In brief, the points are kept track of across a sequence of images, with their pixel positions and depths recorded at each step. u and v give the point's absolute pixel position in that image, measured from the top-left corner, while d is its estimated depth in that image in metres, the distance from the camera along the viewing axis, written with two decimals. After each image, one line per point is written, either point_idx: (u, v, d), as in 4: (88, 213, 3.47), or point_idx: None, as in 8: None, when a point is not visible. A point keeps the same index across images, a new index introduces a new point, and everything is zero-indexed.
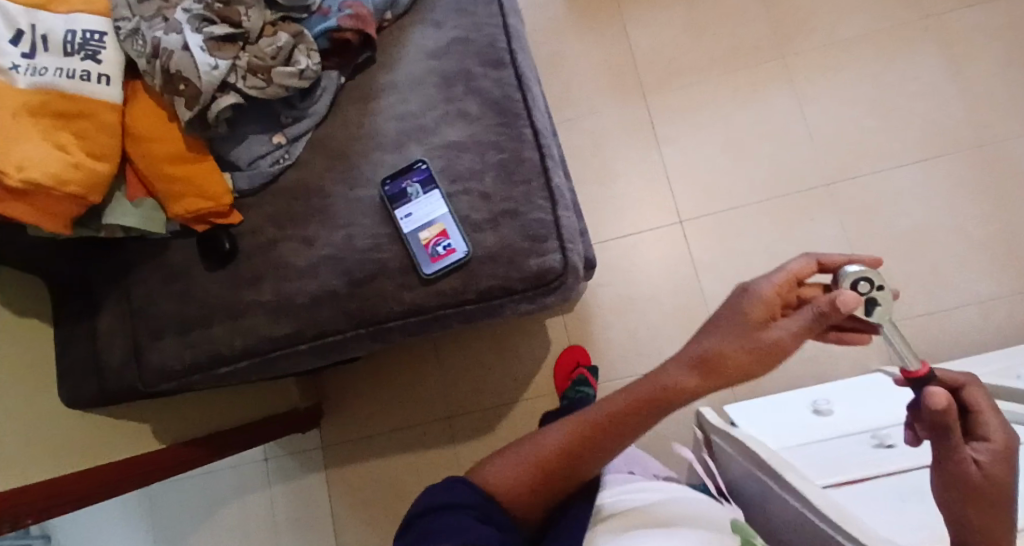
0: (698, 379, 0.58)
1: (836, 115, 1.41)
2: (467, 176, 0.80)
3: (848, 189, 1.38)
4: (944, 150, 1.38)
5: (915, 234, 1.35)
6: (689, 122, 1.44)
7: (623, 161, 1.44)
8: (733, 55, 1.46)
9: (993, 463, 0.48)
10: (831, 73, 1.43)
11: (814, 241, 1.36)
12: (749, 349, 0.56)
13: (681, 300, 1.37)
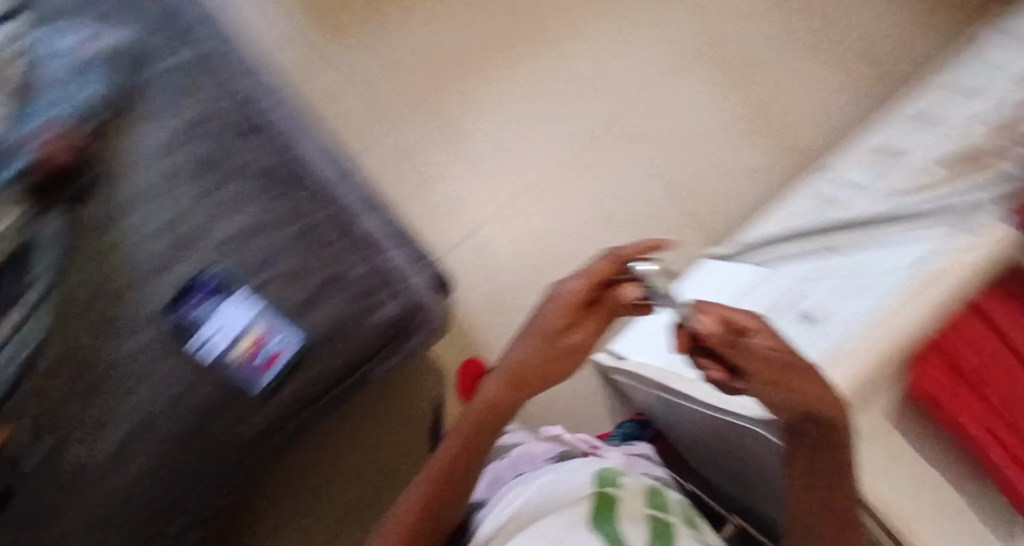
0: (514, 384, 0.65)
1: (598, 59, 1.51)
2: (266, 264, 0.74)
3: (632, 118, 1.49)
4: (691, 59, 1.53)
5: (695, 137, 1.49)
6: (478, 111, 1.46)
7: (434, 167, 1.42)
8: (489, 37, 1.50)
9: (780, 346, 0.52)
10: (579, 24, 1.53)
11: (623, 175, 1.46)
12: (549, 352, 0.63)
13: (543, 275, 1.39)
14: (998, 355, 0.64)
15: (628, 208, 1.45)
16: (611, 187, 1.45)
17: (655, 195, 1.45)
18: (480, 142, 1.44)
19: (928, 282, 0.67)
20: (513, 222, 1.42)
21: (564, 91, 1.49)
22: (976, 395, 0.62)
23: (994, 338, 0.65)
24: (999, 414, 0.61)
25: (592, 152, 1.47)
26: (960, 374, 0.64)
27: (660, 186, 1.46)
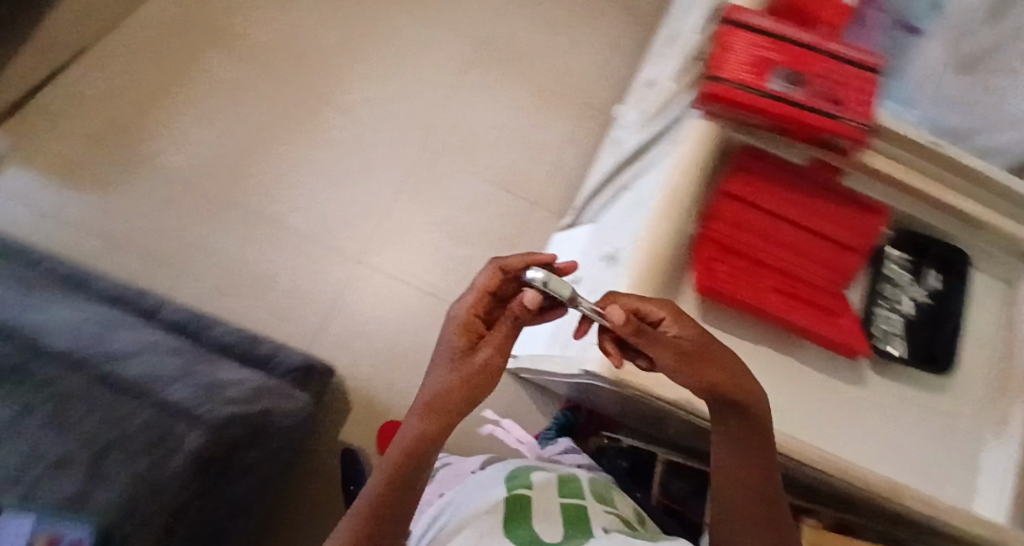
0: (439, 422, 0.55)
1: (381, 97, 1.50)
2: (23, 463, 0.67)
3: (438, 138, 1.50)
4: (466, 66, 1.57)
5: (501, 132, 1.53)
6: (284, 190, 1.38)
7: (261, 263, 1.32)
8: (265, 118, 1.44)
9: (685, 335, 0.53)
10: (348, 73, 1.51)
11: (452, 191, 1.46)
12: (472, 370, 0.54)
13: (417, 318, 1.35)
14: (756, 225, 0.67)
15: (471, 220, 1.44)
16: (448, 207, 1.44)
17: (488, 199, 1.47)
18: (300, 216, 1.37)
19: (676, 188, 0.64)
20: (366, 278, 1.36)
21: (365, 135, 1.46)
22: (758, 272, 0.66)
23: (747, 209, 0.68)
24: (780, 279, 0.66)
25: (416, 182, 1.45)
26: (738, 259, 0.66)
27: (490, 187, 1.48)
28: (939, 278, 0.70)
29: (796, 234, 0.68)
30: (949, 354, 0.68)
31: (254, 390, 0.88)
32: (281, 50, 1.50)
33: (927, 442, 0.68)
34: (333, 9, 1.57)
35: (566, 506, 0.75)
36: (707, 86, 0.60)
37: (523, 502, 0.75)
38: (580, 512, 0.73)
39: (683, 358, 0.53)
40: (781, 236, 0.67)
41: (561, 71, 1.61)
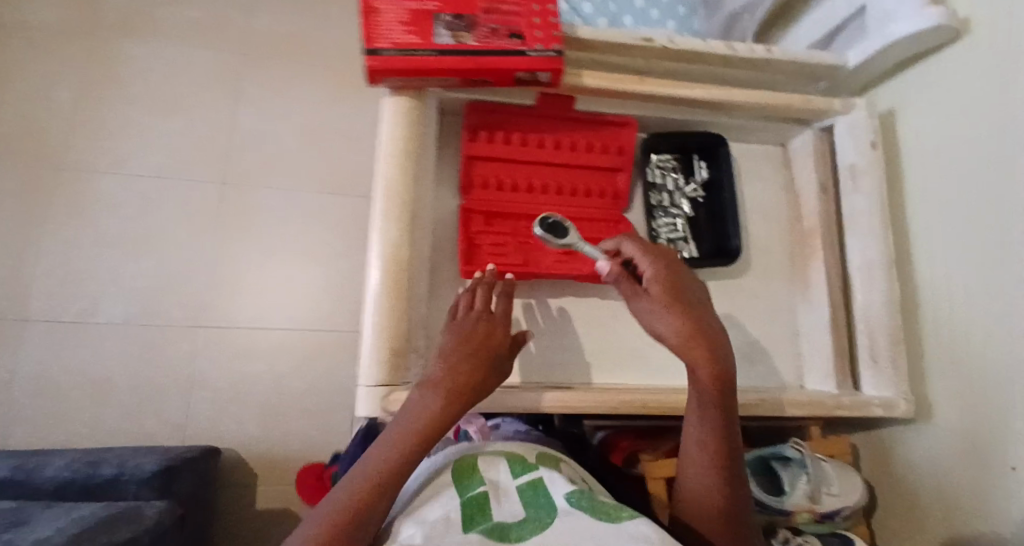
0: (452, 405, 0.49)
1: (153, 140, 1.29)
2: None
3: (237, 163, 1.30)
4: (241, 71, 1.35)
5: (306, 132, 1.34)
6: (83, 286, 1.21)
7: (91, 372, 1.18)
8: (24, 212, 1.22)
9: (656, 289, 0.54)
10: (103, 127, 1.28)
11: (273, 216, 1.29)
12: (470, 327, 0.54)
13: (285, 366, 1.22)
14: (513, 182, 0.66)
15: (305, 238, 1.29)
16: (275, 231, 1.28)
17: (317, 210, 1.30)
18: (115, 303, 1.21)
19: (391, 192, 0.56)
20: (215, 341, 1.21)
21: (152, 185, 1.27)
22: (528, 226, 0.66)
23: (498, 170, 0.66)
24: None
25: (230, 218, 1.27)
26: (504, 222, 0.65)
27: (314, 196, 1.31)
28: (705, 169, 0.70)
29: (551, 177, 0.68)
30: (737, 240, 0.67)
31: (101, 513, 0.79)
32: (10, 123, 1.24)
33: (749, 328, 0.68)
34: (58, 55, 1.29)
35: (517, 485, 0.48)
36: (371, 62, 0.54)
37: (470, 495, 0.46)
38: (537, 493, 0.47)
39: (672, 302, 0.54)
40: (538, 184, 0.67)
41: (351, 45, 1.42)
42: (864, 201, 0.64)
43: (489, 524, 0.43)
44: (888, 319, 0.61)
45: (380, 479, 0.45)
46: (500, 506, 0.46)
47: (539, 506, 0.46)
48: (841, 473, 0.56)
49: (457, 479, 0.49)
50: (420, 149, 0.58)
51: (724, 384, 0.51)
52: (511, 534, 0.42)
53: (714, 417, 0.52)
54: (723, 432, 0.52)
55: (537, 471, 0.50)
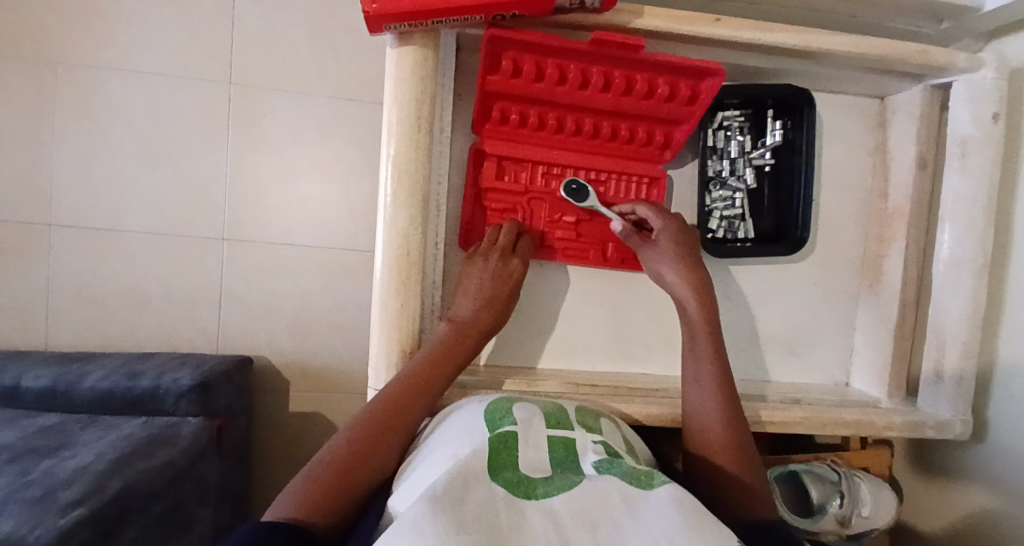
0: (489, 312, 0.52)
1: (152, 33, 1.17)
2: None
3: (243, 61, 1.18)
4: None
5: (315, 25, 1.18)
6: (101, 193, 1.18)
7: (121, 279, 1.20)
8: (30, 114, 1.16)
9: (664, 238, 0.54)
10: (97, 15, 1.16)
11: (286, 124, 1.19)
12: (493, 273, 0.52)
13: (306, 282, 1.21)
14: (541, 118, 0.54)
15: (323, 149, 1.20)
16: (291, 142, 1.20)
17: (332, 117, 1.20)
18: (138, 214, 1.19)
19: (399, 172, 0.48)
20: (239, 257, 1.20)
21: (159, 86, 1.17)
22: (545, 172, 0.56)
23: (525, 103, 0.53)
24: (573, 172, 0.57)
25: (244, 126, 1.19)
26: (520, 166, 0.56)
27: (328, 102, 1.20)
28: (781, 129, 0.58)
29: (586, 116, 0.55)
30: (804, 228, 0.58)
31: (139, 435, 0.84)
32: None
33: (799, 318, 0.61)
34: None
35: (547, 437, 0.38)
36: (370, 6, 0.44)
37: (498, 435, 0.37)
38: (568, 455, 0.37)
39: (686, 257, 0.53)
40: (570, 124, 0.54)
41: None
42: (970, 189, 0.53)
43: (511, 473, 0.34)
44: (966, 330, 0.53)
45: (398, 405, 0.45)
46: (526, 453, 0.36)
47: (566, 468, 0.35)
48: (877, 493, 0.53)
49: (485, 421, 0.41)
50: (433, 114, 0.49)
51: (718, 342, 0.52)
52: (533, 490, 0.33)
53: (709, 361, 0.51)
54: (725, 377, 0.50)
55: (572, 432, 0.40)
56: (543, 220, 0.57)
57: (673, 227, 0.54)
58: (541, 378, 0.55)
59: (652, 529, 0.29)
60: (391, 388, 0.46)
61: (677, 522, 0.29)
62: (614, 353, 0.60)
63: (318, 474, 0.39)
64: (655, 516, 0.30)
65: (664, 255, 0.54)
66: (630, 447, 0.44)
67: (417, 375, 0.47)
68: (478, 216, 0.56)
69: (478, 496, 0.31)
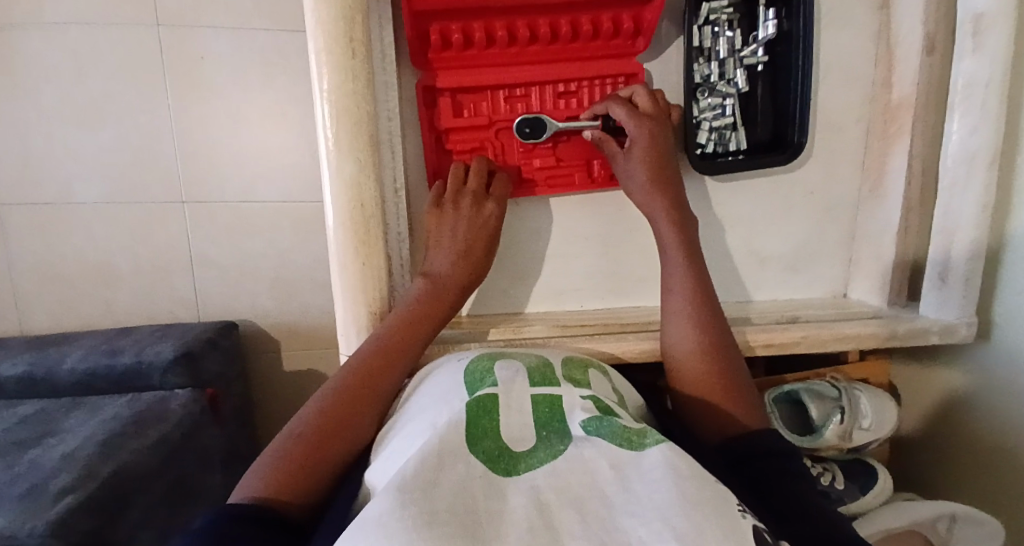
0: (467, 265, 0.47)
1: None
2: None
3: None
4: None
5: None
6: (42, 163, 1.10)
7: (84, 253, 1.14)
8: None
9: (637, 147, 0.47)
10: None
11: (229, 67, 1.09)
12: (466, 228, 0.46)
13: (278, 239, 1.16)
14: (488, 29, 0.47)
15: (274, 93, 1.10)
16: (237, 87, 1.09)
17: (279, 55, 1.09)
18: (88, 184, 1.11)
19: (338, 110, 0.42)
20: (204, 218, 1.13)
21: (80, 38, 1.06)
22: (508, 96, 0.50)
23: (466, 17, 0.46)
24: (538, 88, 0.50)
25: (182, 73, 1.08)
26: (478, 96, 0.50)
27: (271, 38, 1.08)
28: (775, 19, 0.52)
29: (539, 16, 0.47)
30: (801, 131, 0.53)
31: (126, 414, 0.82)
32: None
33: (799, 232, 0.57)
34: None
35: (531, 398, 0.35)
36: None
37: (475, 402, 0.34)
38: (554, 415, 0.33)
39: (656, 166, 0.47)
40: (524, 30, 0.47)
41: None
42: (984, 70, 0.47)
43: (491, 447, 0.31)
44: (976, 231, 0.50)
45: (376, 369, 0.41)
46: (507, 420, 0.33)
47: (551, 432, 0.32)
48: (879, 405, 0.51)
49: (464, 387, 0.37)
50: (368, 33, 0.41)
51: (693, 254, 0.47)
52: (514, 465, 0.30)
53: (686, 280, 0.46)
54: (701, 293, 0.46)
55: (559, 388, 0.36)
56: (518, 154, 0.51)
57: (649, 131, 0.47)
58: (527, 323, 0.52)
59: (644, 505, 0.25)
60: (363, 353, 0.42)
61: (672, 495, 0.25)
62: (605, 290, 0.56)
63: (291, 450, 0.36)
64: (647, 487, 0.26)
65: (636, 166, 0.48)
66: (620, 399, 0.41)
67: (395, 336, 0.43)
68: (444, 162, 0.50)
69: (451, 477, 0.28)
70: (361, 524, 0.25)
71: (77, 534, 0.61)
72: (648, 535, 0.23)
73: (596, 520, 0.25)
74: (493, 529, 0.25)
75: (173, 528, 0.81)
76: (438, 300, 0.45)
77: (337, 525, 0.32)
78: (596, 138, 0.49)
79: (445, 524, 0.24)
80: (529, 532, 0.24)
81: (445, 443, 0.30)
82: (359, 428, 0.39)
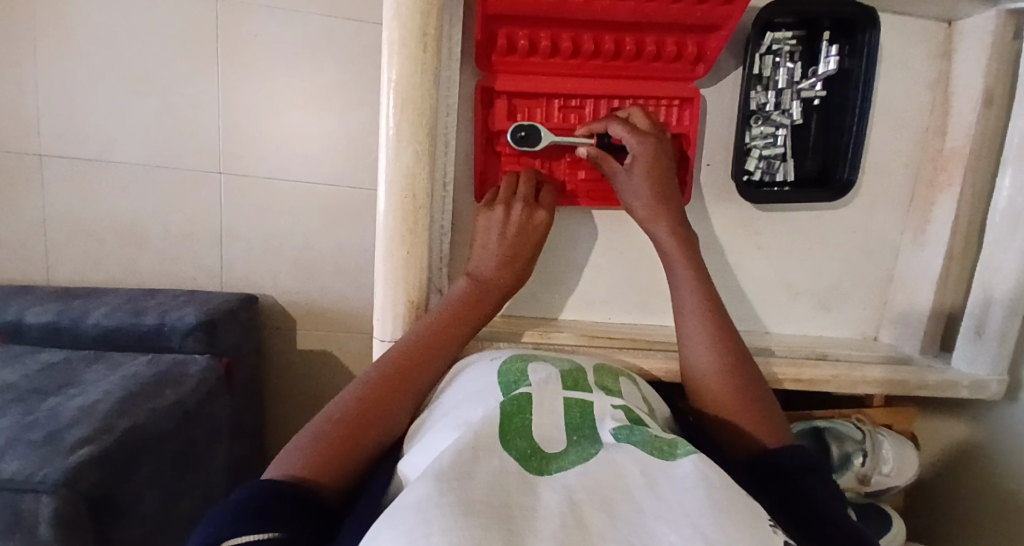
0: (511, 268, 0.47)
1: None
2: None
3: None
4: None
5: None
6: (89, 122, 1.13)
7: (118, 213, 1.16)
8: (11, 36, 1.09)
9: (638, 165, 0.47)
10: None
11: (279, 47, 1.11)
12: (514, 231, 0.47)
13: (308, 219, 1.17)
14: (553, 39, 0.47)
15: (320, 76, 1.12)
16: (284, 67, 1.11)
17: (329, 40, 1.11)
18: (130, 146, 1.14)
19: (403, 102, 0.42)
20: (238, 191, 1.15)
21: (140, 4, 1.08)
22: (562, 106, 0.50)
23: (534, 24, 0.47)
24: (592, 102, 0.51)
25: (233, 48, 1.10)
26: (534, 102, 0.50)
27: (323, 22, 1.10)
28: (837, 55, 0.52)
29: (605, 32, 0.48)
30: (851, 170, 0.53)
31: (144, 374, 0.84)
32: None
33: (834, 270, 0.57)
34: None
35: (563, 401, 0.35)
36: None
37: (510, 400, 0.35)
38: (585, 421, 0.34)
39: (660, 182, 0.47)
40: (588, 44, 0.48)
41: None
42: None
43: (524, 445, 0.31)
44: (1018, 287, 0.49)
45: (415, 362, 0.42)
46: (540, 420, 0.34)
47: (583, 437, 0.32)
48: (899, 451, 0.51)
49: (498, 387, 0.37)
50: (441, 30, 0.42)
51: (704, 275, 0.47)
52: (547, 464, 0.30)
53: (716, 306, 0.46)
54: (713, 315, 0.46)
55: (591, 395, 0.36)
56: (563, 167, 0.52)
57: (652, 147, 0.47)
58: (556, 329, 0.53)
59: (675, 512, 0.25)
60: (403, 344, 0.43)
61: (704, 506, 0.25)
62: (634, 305, 0.57)
63: (329, 432, 0.37)
64: (678, 496, 0.26)
65: (637, 185, 0.48)
66: (649, 409, 0.42)
67: (435, 331, 0.44)
68: (492, 162, 0.51)
69: (486, 471, 0.28)
70: (396, 510, 0.25)
71: (90, 486, 0.62)
72: (680, 541, 0.24)
73: (626, 523, 0.25)
74: (525, 523, 0.25)
75: (178, 492, 0.82)
76: (476, 300, 0.46)
77: (368, 516, 0.32)
78: (592, 155, 0.49)
79: (480, 515, 0.25)
80: (561, 529, 0.24)
81: (480, 438, 0.31)
82: (394, 418, 0.40)
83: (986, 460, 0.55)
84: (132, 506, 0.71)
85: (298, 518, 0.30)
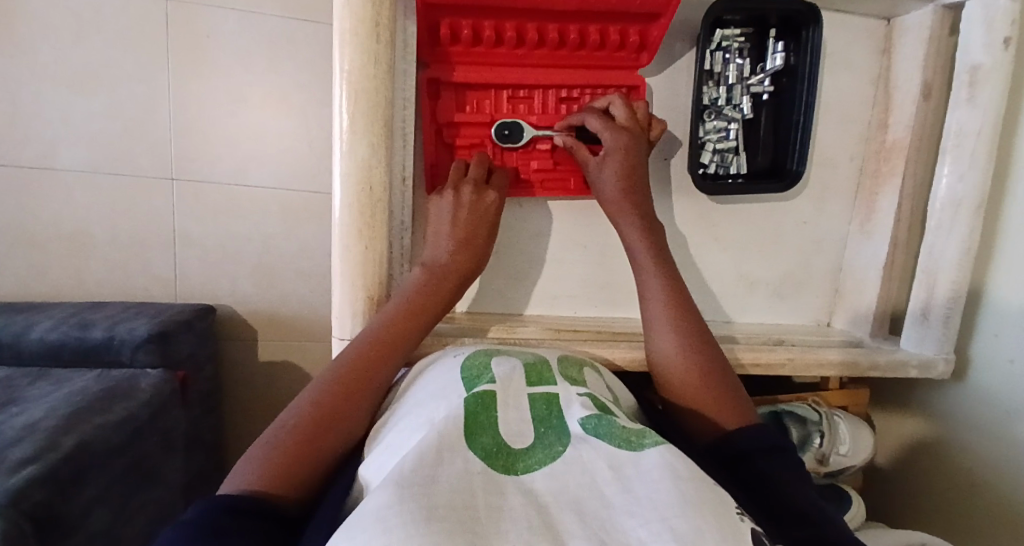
0: (466, 255, 0.47)
1: None
2: None
3: None
4: None
5: None
6: (30, 125, 1.07)
7: (62, 222, 1.10)
8: None
9: (612, 160, 0.48)
10: None
11: (233, 47, 1.08)
12: (461, 215, 0.47)
13: (267, 224, 1.14)
14: (496, 29, 0.47)
15: (277, 76, 1.10)
16: (241, 67, 1.09)
17: (285, 40, 1.09)
18: (75, 151, 1.08)
19: (356, 91, 0.42)
20: (193, 196, 1.11)
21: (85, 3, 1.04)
22: (510, 96, 0.51)
23: (478, 14, 0.46)
24: (541, 92, 0.51)
25: (184, 48, 1.07)
26: (482, 93, 0.50)
27: (279, 23, 1.08)
28: (783, 51, 0.54)
29: (549, 21, 0.48)
30: (800, 161, 0.55)
31: (91, 388, 0.80)
32: None
33: (788, 260, 0.59)
34: None
35: (528, 396, 0.35)
36: None
37: (474, 398, 0.34)
38: (552, 412, 0.34)
39: (630, 176, 0.48)
40: (532, 34, 0.48)
41: None
42: (976, 119, 0.50)
43: (489, 442, 0.31)
44: (961, 270, 0.52)
45: (371, 357, 0.41)
46: (506, 416, 0.33)
47: (550, 428, 0.32)
48: (857, 432, 0.53)
49: (460, 382, 0.37)
50: (394, 21, 0.42)
51: (666, 263, 0.48)
52: (513, 463, 0.29)
53: (660, 281, 0.47)
54: (680, 301, 0.46)
55: (556, 387, 0.36)
56: (515, 158, 0.52)
57: (625, 142, 0.47)
58: (520, 324, 0.52)
59: (644, 506, 0.25)
60: (363, 339, 0.42)
61: (672, 497, 0.25)
62: (597, 299, 0.57)
63: (285, 440, 0.35)
64: (648, 488, 0.26)
65: (607, 172, 0.48)
66: (614, 397, 0.42)
67: (392, 326, 0.42)
68: (444, 155, 0.51)
69: (450, 474, 0.27)
70: (357, 518, 0.24)
71: (28, 505, 0.58)
72: (648, 537, 0.23)
73: (595, 520, 0.25)
74: (493, 527, 0.24)
75: (131, 511, 0.78)
76: (426, 284, 0.45)
77: (328, 522, 0.31)
78: (564, 144, 0.50)
79: (444, 521, 0.24)
80: (528, 530, 0.24)
81: (444, 438, 0.30)
82: (355, 415, 0.39)
83: (937, 439, 0.57)
84: (79, 527, 0.67)
85: (259, 534, 0.29)
